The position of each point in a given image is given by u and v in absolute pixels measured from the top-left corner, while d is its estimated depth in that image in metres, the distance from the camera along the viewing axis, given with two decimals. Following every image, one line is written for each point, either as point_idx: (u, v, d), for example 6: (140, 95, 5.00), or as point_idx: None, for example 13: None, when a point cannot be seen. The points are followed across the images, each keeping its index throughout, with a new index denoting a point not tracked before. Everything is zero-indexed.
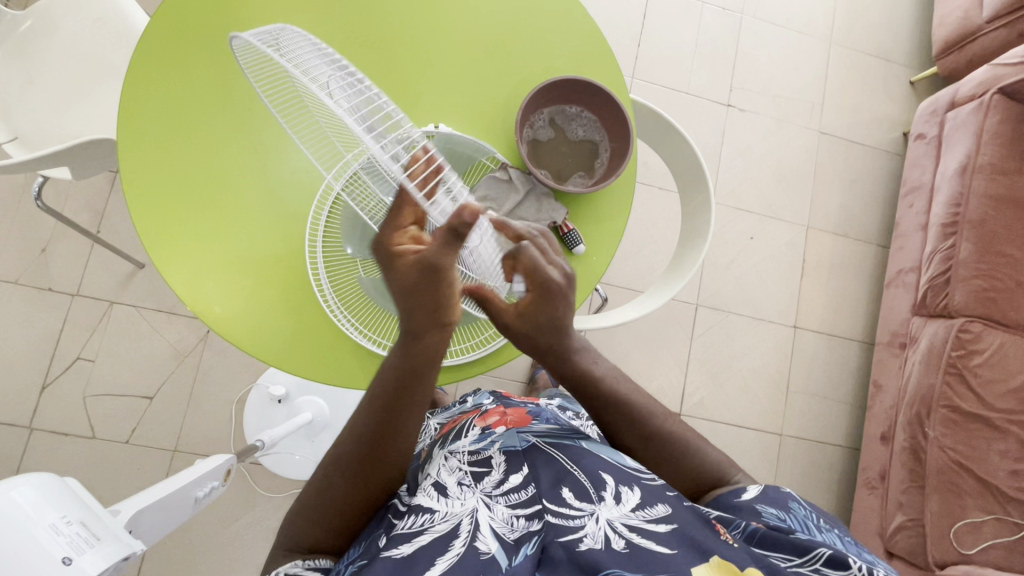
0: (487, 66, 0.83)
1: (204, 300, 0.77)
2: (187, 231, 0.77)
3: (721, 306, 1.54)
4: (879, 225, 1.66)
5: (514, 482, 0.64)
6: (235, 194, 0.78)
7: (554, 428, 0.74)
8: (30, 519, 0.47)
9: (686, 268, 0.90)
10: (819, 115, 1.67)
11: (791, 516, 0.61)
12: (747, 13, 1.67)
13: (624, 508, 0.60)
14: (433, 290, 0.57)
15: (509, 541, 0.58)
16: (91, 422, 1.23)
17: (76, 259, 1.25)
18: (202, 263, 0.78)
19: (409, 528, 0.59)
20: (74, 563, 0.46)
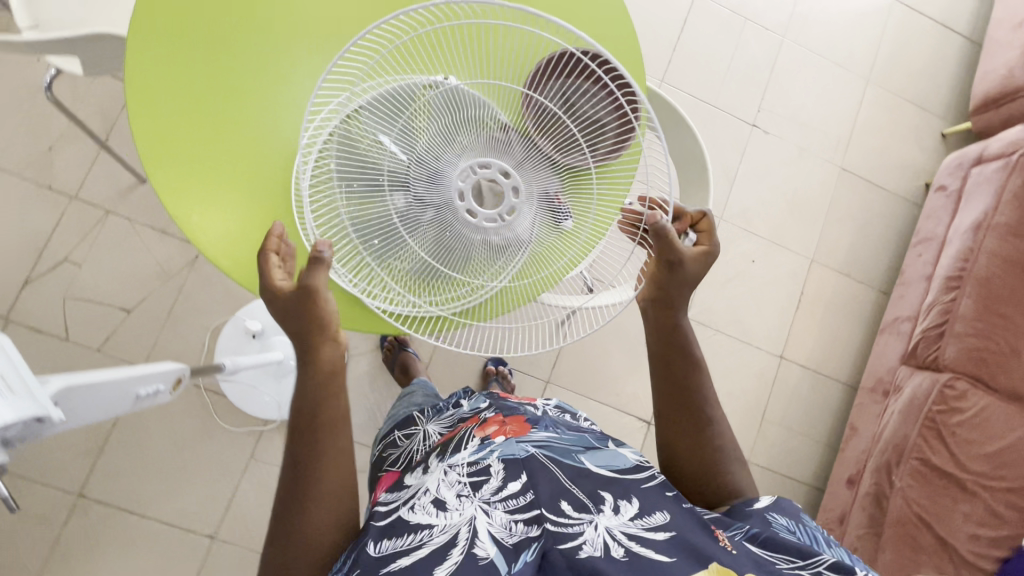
0: None
1: (212, 248, 0.78)
2: (202, 166, 0.77)
3: (711, 323, 1.52)
4: (884, 271, 1.64)
5: (512, 489, 0.64)
6: (247, 140, 0.78)
7: (555, 440, 0.72)
8: None
9: None
10: (843, 150, 1.65)
11: (801, 527, 0.63)
12: (789, 37, 1.65)
13: (623, 517, 0.61)
14: (308, 308, 0.64)
15: (508, 546, 0.59)
16: (66, 323, 1.23)
17: (80, 163, 1.26)
18: (208, 197, 0.77)
19: (404, 546, 0.59)
20: None
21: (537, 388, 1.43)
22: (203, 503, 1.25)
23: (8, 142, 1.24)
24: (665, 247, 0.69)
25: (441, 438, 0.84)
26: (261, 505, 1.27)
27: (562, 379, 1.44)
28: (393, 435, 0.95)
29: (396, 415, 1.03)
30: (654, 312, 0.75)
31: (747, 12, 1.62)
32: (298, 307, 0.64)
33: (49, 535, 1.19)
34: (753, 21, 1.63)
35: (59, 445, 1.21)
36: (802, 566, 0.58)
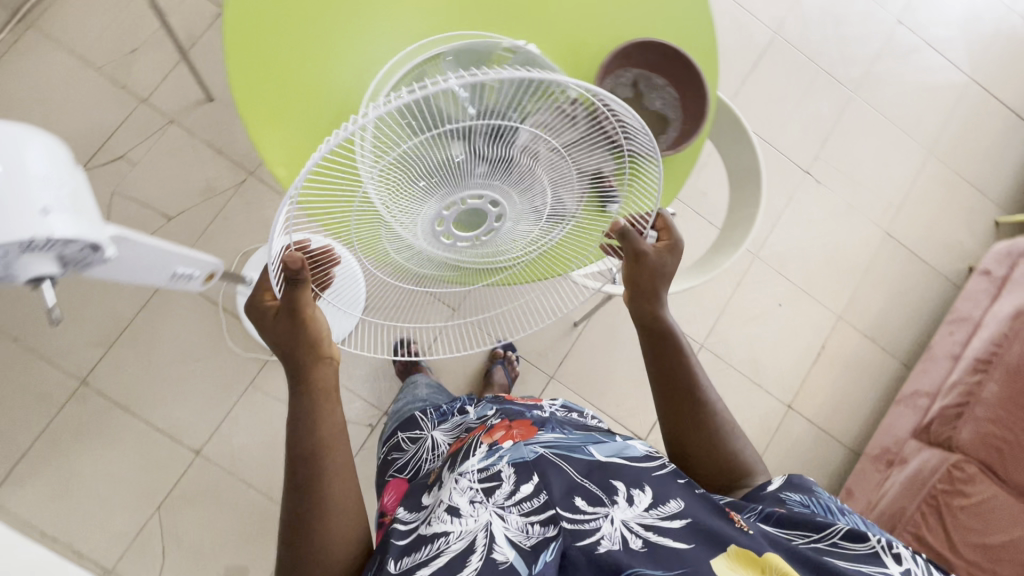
0: (594, 16, 0.84)
1: (272, 152, 0.78)
2: (281, 77, 0.78)
3: (726, 357, 1.50)
4: (910, 345, 1.60)
5: (525, 491, 0.65)
6: (326, 54, 0.79)
7: (561, 438, 0.73)
8: (25, 164, 0.49)
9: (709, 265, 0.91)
10: (892, 216, 1.63)
11: (814, 501, 0.65)
12: (859, 94, 1.65)
13: (638, 508, 0.62)
14: (298, 332, 0.64)
15: (526, 548, 0.59)
16: (109, 217, 1.27)
17: (157, 69, 1.31)
18: (278, 108, 0.78)
19: (423, 557, 0.60)
20: (45, 217, 0.49)
21: (540, 381, 1.42)
22: (195, 418, 1.27)
23: (97, 37, 1.30)
24: (627, 244, 0.73)
25: (451, 447, 0.86)
26: (249, 432, 1.28)
27: (566, 378, 1.44)
28: (396, 437, 1.00)
29: (400, 413, 1.10)
30: (637, 304, 0.78)
31: (821, 62, 1.63)
32: (289, 327, 0.64)
33: (46, 414, 1.22)
34: (825, 71, 1.63)
35: (75, 330, 1.24)
36: (818, 538, 0.60)
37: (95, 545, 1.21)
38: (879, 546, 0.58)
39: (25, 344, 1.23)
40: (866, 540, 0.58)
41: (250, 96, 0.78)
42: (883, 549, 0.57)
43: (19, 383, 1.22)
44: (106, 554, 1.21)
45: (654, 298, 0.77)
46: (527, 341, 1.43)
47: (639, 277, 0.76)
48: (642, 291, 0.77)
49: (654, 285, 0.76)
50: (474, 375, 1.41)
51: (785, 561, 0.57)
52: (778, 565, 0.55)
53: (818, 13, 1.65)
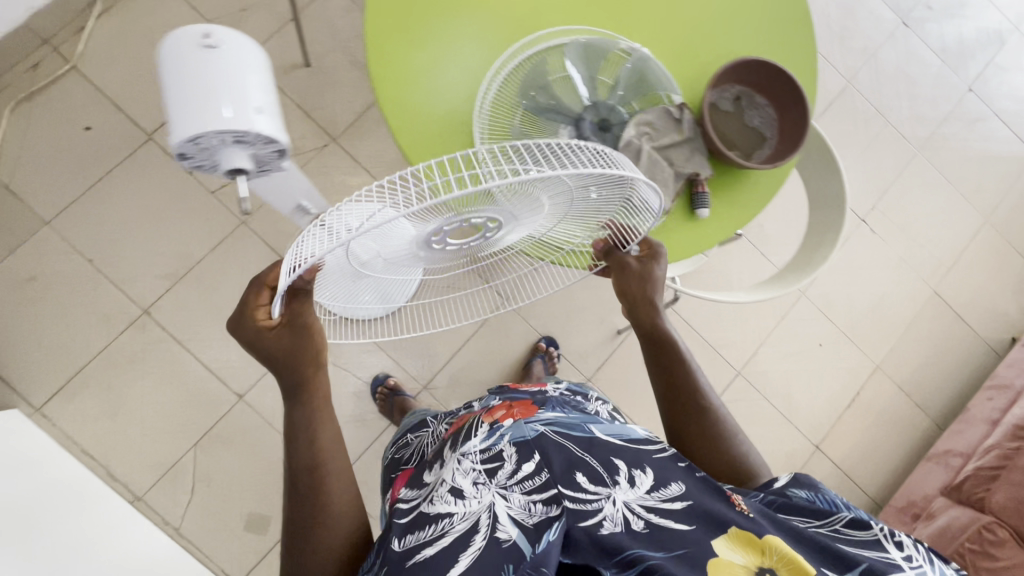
0: (710, 26, 0.89)
1: (386, 84, 0.80)
2: (413, 21, 0.82)
3: (760, 388, 1.51)
4: (943, 405, 1.60)
5: (527, 470, 0.63)
6: (459, 8, 0.83)
7: (561, 416, 0.70)
8: (243, 66, 0.53)
9: (787, 281, 0.93)
10: (942, 275, 1.64)
11: (820, 495, 0.61)
12: (922, 152, 1.68)
13: (640, 490, 0.61)
14: (305, 344, 0.62)
15: (529, 527, 0.59)
16: None
17: (263, 29, 1.37)
18: (407, 53, 0.81)
19: (427, 537, 0.58)
20: (257, 114, 0.53)
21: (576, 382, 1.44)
22: (243, 363, 1.30)
23: None
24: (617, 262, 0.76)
25: (449, 429, 0.83)
26: None
27: (601, 383, 1.45)
28: (404, 437, 0.95)
29: (409, 420, 1.04)
30: (634, 315, 0.77)
31: (890, 116, 1.67)
32: (293, 342, 0.61)
33: (105, 337, 1.26)
34: (892, 126, 1.67)
35: (145, 261, 1.29)
36: (818, 526, 0.59)
37: (131, 470, 1.24)
38: (881, 534, 0.56)
39: (98, 267, 1.27)
40: (869, 528, 0.57)
41: (379, 30, 0.81)
42: (885, 536, 0.56)
43: (85, 303, 1.26)
44: (139, 482, 1.25)
45: (652, 306, 0.77)
46: (569, 341, 1.45)
47: (627, 287, 0.76)
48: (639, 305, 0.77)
49: (645, 294, 0.76)
50: (513, 366, 1.42)
51: (786, 543, 0.56)
52: (779, 548, 0.55)
53: (892, 70, 1.70)
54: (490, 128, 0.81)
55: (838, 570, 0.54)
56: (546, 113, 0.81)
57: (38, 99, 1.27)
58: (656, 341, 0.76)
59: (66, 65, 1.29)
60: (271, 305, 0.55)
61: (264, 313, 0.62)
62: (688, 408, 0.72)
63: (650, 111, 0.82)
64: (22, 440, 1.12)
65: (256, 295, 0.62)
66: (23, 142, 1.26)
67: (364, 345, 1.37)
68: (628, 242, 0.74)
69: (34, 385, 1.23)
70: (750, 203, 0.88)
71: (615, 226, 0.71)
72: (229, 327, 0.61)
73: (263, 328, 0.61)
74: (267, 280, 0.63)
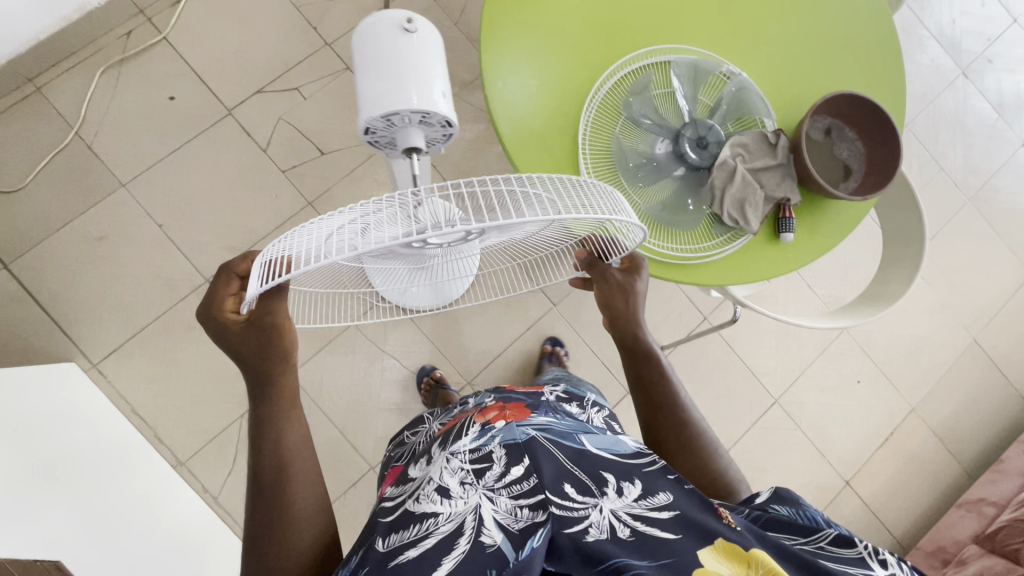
0: (807, 62, 0.92)
1: (494, 83, 0.83)
2: (526, 26, 0.84)
3: (796, 418, 1.52)
4: (975, 454, 1.60)
5: (515, 474, 0.58)
6: (571, 19, 0.86)
7: (556, 422, 0.67)
8: (431, 54, 0.61)
9: (860, 314, 0.95)
10: (983, 325, 1.65)
11: (803, 512, 0.55)
12: (973, 202, 1.70)
13: (627, 499, 0.55)
14: (269, 344, 0.60)
15: (514, 531, 0.52)
16: (270, 139, 1.36)
17: (347, 20, 1.41)
18: (524, 44, 0.84)
19: (410, 538, 0.53)
20: (442, 98, 0.61)
21: (615, 394, 1.45)
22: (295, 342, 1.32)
23: None
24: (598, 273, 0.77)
25: (442, 427, 0.78)
26: (340, 369, 1.35)
27: None
28: (402, 435, 0.89)
29: None
30: (617, 330, 0.78)
31: (945, 164, 1.69)
32: (260, 341, 0.60)
33: (165, 302, 1.28)
34: (945, 173, 1.69)
35: (210, 232, 1.31)
36: (801, 543, 0.53)
37: (176, 435, 1.26)
38: (866, 552, 0.50)
39: (166, 233, 1.30)
40: (854, 546, 0.51)
41: (494, 32, 0.84)
42: (870, 554, 0.50)
43: (148, 267, 1.29)
44: (183, 447, 1.26)
45: (634, 320, 0.77)
46: (611, 353, 1.46)
47: (611, 300, 0.77)
48: (619, 319, 0.77)
49: (628, 307, 0.76)
50: None
51: (770, 557, 0.50)
52: (765, 561, 0.48)
53: (949, 119, 1.72)
54: (591, 136, 0.84)
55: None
56: (647, 122, 0.84)
57: (127, 65, 1.31)
58: (638, 357, 0.76)
59: (158, 36, 1.32)
60: (243, 302, 0.53)
61: (233, 304, 0.62)
62: (665, 419, 0.71)
63: (746, 133, 0.85)
64: (80, 394, 1.15)
65: (226, 282, 0.62)
66: (109, 106, 1.30)
67: (412, 335, 1.39)
68: (610, 253, 0.75)
69: (93, 341, 1.25)
70: (830, 232, 0.90)
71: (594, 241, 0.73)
72: (198, 313, 0.60)
73: (229, 321, 0.60)
74: (239, 271, 0.63)
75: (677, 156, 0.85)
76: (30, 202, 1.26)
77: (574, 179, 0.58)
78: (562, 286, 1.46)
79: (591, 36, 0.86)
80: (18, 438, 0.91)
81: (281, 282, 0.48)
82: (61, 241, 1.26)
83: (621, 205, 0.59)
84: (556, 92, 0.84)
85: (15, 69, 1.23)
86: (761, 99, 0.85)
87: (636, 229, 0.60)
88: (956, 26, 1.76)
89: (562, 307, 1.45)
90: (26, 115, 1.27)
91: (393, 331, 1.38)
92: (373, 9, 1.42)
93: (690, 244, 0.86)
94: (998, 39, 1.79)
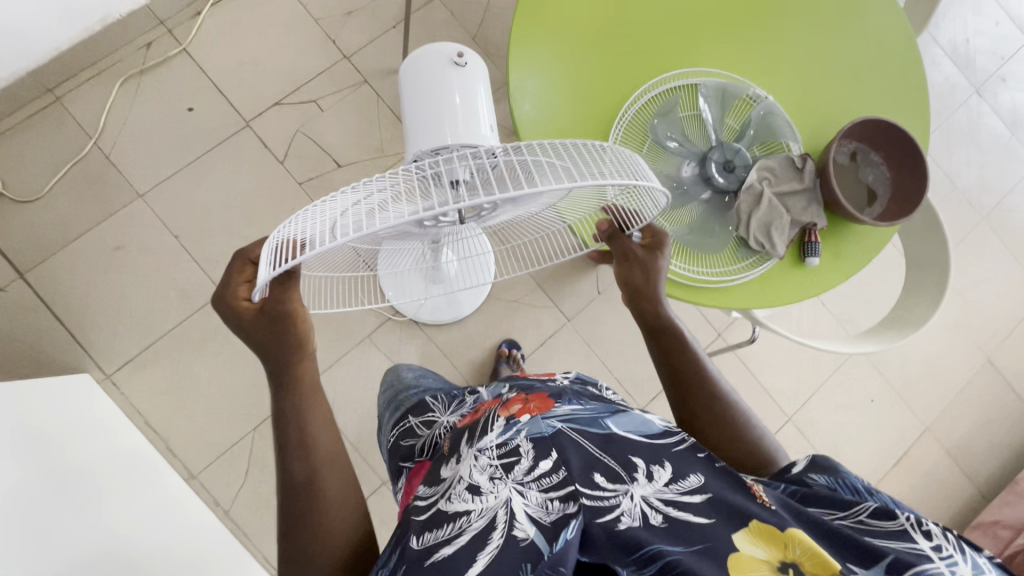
0: (833, 87, 0.92)
1: (521, 106, 0.83)
2: (555, 51, 0.84)
3: (810, 437, 1.51)
4: (989, 475, 1.59)
5: (544, 467, 0.55)
6: (599, 43, 0.86)
7: (582, 412, 0.62)
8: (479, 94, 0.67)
9: (886, 338, 0.93)
10: (997, 344, 1.64)
11: (840, 481, 0.52)
12: (986, 221, 1.70)
13: (658, 483, 0.52)
14: (283, 334, 0.58)
15: (546, 525, 0.49)
16: (288, 150, 1.36)
17: (366, 33, 1.42)
18: (553, 65, 0.84)
19: (445, 535, 0.51)
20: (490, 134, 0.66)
21: None
22: None
23: None
24: (619, 247, 0.72)
25: (462, 420, 0.74)
26: (356, 381, 1.34)
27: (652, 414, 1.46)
28: (407, 420, 0.85)
29: (398, 399, 0.93)
30: (638, 306, 0.74)
31: (958, 183, 1.69)
32: (274, 329, 0.58)
33: (181, 313, 1.28)
34: (959, 192, 1.69)
35: (227, 242, 1.31)
36: (840, 518, 0.48)
37: (190, 446, 1.26)
38: (907, 524, 0.45)
39: (183, 244, 1.30)
40: (897, 518, 0.45)
41: (522, 56, 0.83)
42: (912, 527, 0.45)
43: (166, 278, 1.28)
44: (196, 459, 1.26)
45: (654, 298, 0.73)
46: (626, 367, 1.45)
47: (630, 277, 0.72)
48: (637, 295, 0.73)
49: (645, 284, 0.72)
50: None
51: (811, 537, 0.46)
52: (804, 540, 0.45)
53: (962, 138, 1.72)
54: None
55: (862, 566, 0.43)
56: (674, 144, 0.85)
57: (147, 76, 1.32)
58: (662, 333, 0.73)
59: (178, 47, 1.33)
60: (253, 290, 0.50)
61: (244, 292, 0.59)
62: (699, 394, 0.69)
63: (772, 157, 0.85)
64: (95, 405, 1.14)
65: (239, 269, 0.59)
66: (127, 117, 1.31)
67: (427, 348, 1.38)
68: (631, 225, 0.70)
69: (107, 351, 1.25)
70: (856, 256, 0.90)
71: (616, 210, 0.68)
72: (212, 300, 0.58)
73: (243, 309, 0.58)
74: (252, 256, 0.59)
75: (704, 178, 0.85)
76: (47, 211, 1.26)
77: (585, 143, 0.54)
78: (577, 301, 1.45)
79: (620, 47, 0.86)
80: (35, 451, 0.90)
81: (294, 264, 0.46)
82: (78, 251, 1.26)
83: (640, 168, 0.55)
84: (584, 103, 0.85)
85: (36, 79, 1.23)
86: (788, 126, 0.85)
87: (658, 195, 0.57)
88: (969, 45, 1.76)
89: (576, 322, 1.45)
90: (46, 124, 1.27)
91: (408, 344, 1.37)
92: (392, 23, 1.43)
93: (716, 269, 0.85)
94: (1011, 59, 1.79)
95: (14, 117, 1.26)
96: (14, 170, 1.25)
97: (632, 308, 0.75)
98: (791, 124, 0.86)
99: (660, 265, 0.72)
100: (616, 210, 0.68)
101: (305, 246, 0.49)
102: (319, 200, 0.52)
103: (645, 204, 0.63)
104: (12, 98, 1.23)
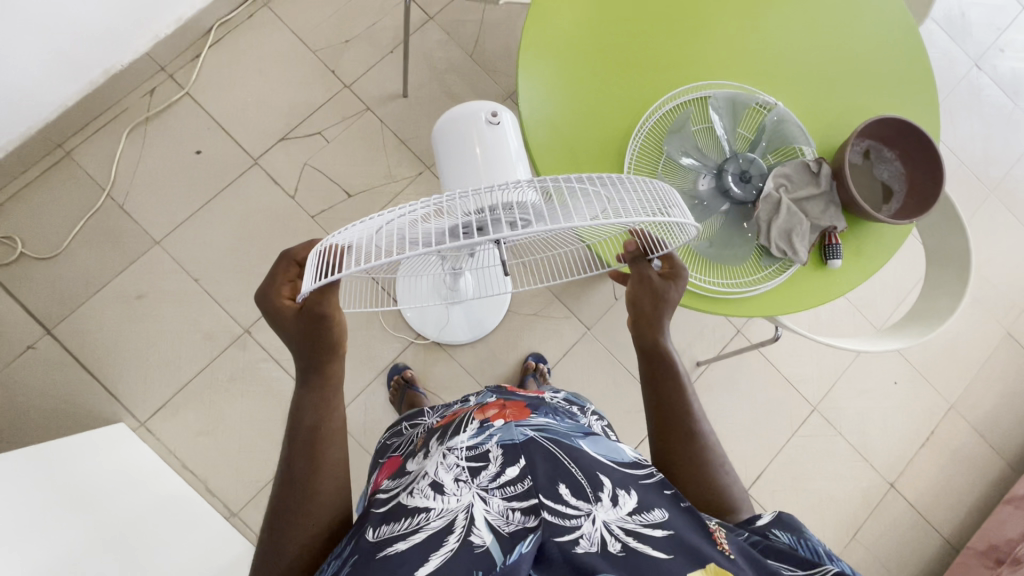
0: (839, 87, 0.92)
1: (533, 135, 0.84)
2: (561, 80, 0.86)
3: (836, 424, 1.52)
4: (1017, 448, 1.60)
5: (510, 474, 0.54)
6: (604, 66, 0.87)
7: (556, 424, 0.63)
8: (510, 141, 0.74)
9: (911, 334, 0.94)
10: (1016, 317, 1.64)
11: (803, 541, 0.52)
12: (995, 194, 1.69)
13: (622, 511, 0.52)
14: (318, 337, 0.57)
15: (503, 535, 0.48)
16: (297, 184, 1.37)
17: (365, 61, 1.42)
18: (561, 92, 0.85)
19: (401, 530, 0.50)
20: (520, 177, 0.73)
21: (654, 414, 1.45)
22: None
23: (317, 23, 1.41)
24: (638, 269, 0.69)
25: (441, 420, 0.77)
26: (382, 407, 1.35)
27: None
28: (400, 425, 0.87)
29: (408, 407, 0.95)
30: (637, 328, 0.72)
31: (965, 158, 1.69)
32: (308, 330, 0.56)
33: (207, 355, 1.30)
34: (967, 168, 1.69)
35: (244, 281, 1.32)
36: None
37: (225, 484, 1.27)
38: None
39: (202, 286, 1.31)
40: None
41: (529, 87, 0.85)
42: None
43: (190, 321, 1.30)
44: (234, 497, 1.27)
45: (656, 325, 0.71)
46: None
47: (640, 299, 0.70)
48: (644, 321, 0.70)
49: (655, 311, 0.70)
50: (592, 395, 1.43)
51: None
52: None
53: (965, 113, 1.72)
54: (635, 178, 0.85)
55: None
56: (689, 159, 0.85)
57: (153, 123, 1.33)
58: (655, 361, 0.71)
59: (181, 91, 1.34)
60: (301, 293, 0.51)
61: (287, 291, 0.59)
62: (677, 434, 0.67)
63: (787, 164, 0.86)
64: (131, 454, 1.15)
65: (285, 267, 0.60)
66: (138, 165, 1.32)
67: (450, 368, 1.39)
68: (653, 252, 0.68)
69: (139, 399, 1.27)
70: (874, 254, 0.91)
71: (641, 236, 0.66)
72: (256, 295, 0.59)
73: (283, 306, 0.57)
74: (297, 256, 0.60)
75: (721, 191, 0.86)
76: (67, 266, 1.27)
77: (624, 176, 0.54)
78: (596, 309, 1.46)
79: (622, 53, 0.87)
80: (78, 506, 0.91)
81: (333, 281, 0.46)
82: (101, 303, 1.28)
83: (674, 202, 0.55)
84: (590, 112, 0.86)
85: (45, 136, 1.24)
86: (799, 132, 0.86)
87: (686, 228, 0.57)
88: (966, 18, 1.75)
89: (596, 330, 1.46)
90: (57, 178, 1.28)
91: (432, 366, 1.38)
92: (390, 48, 1.44)
93: (735, 278, 0.86)
94: (1008, 28, 1.78)
95: (28, 176, 1.27)
96: (32, 228, 1.27)
97: (635, 333, 0.72)
98: (802, 130, 0.86)
99: (672, 298, 0.69)
100: (641, 235, 0.66)
101: (350, 263, 0.48)
102: (350, 228, 0.50)
103: (671, 232, 0.62)
104: (23, 157, 1.24)
